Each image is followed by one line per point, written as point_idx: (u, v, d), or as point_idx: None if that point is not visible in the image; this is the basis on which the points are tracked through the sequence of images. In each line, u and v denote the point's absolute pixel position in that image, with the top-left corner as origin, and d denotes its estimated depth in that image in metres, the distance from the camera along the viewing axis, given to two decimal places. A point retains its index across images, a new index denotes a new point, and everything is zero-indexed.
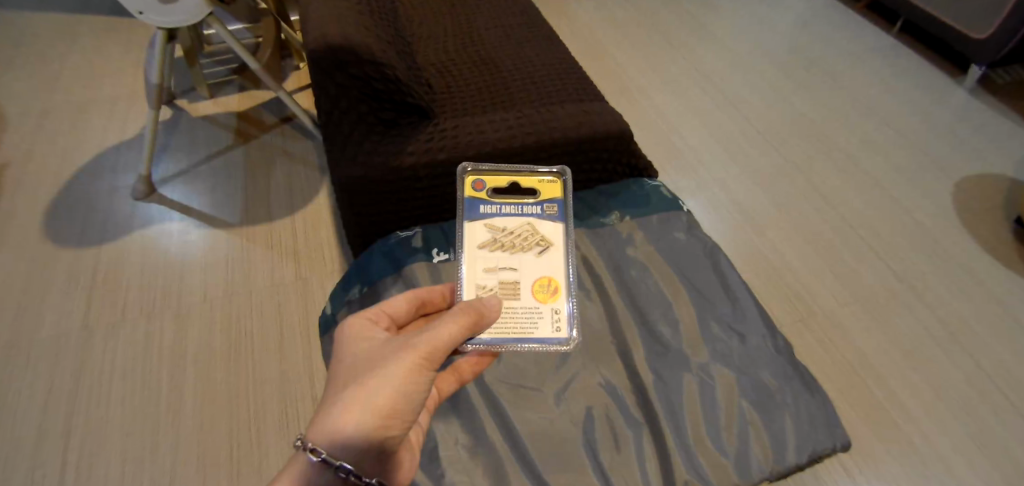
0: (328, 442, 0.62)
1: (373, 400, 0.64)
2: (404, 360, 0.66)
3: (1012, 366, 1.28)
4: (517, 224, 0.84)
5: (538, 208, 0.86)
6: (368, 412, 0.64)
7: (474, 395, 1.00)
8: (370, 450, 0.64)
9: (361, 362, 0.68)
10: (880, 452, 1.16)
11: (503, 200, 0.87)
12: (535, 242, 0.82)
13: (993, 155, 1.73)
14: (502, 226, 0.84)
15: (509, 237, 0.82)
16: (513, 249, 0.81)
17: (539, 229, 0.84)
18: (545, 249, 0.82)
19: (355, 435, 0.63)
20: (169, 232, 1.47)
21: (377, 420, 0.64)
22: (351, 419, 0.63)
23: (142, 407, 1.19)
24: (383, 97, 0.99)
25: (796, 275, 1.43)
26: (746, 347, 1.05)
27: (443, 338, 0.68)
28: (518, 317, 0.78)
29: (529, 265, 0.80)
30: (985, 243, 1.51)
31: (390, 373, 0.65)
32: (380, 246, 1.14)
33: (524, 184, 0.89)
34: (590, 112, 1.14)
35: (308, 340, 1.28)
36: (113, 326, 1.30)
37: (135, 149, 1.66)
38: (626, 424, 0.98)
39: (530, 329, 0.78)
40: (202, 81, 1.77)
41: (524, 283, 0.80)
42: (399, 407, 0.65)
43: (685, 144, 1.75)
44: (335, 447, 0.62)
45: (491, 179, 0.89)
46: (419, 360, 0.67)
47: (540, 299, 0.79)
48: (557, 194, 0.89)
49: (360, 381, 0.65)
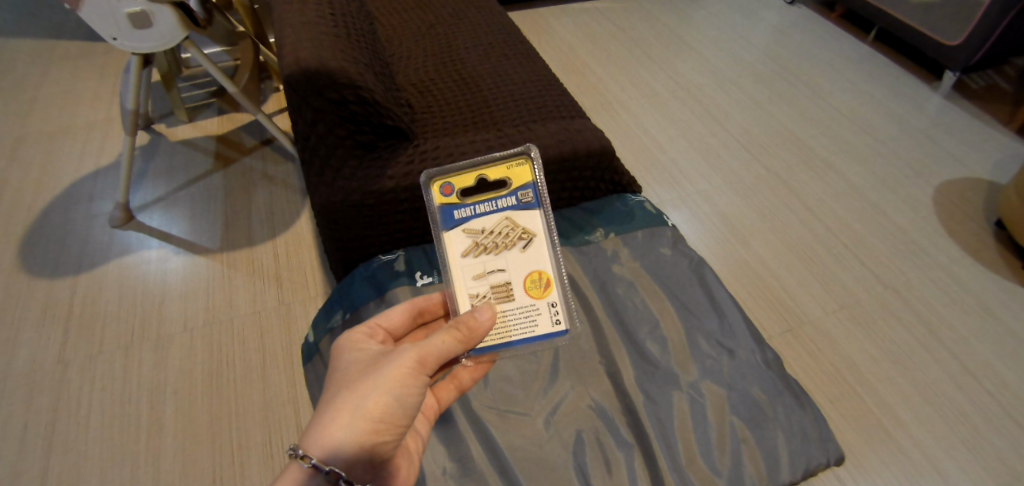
0: (320, 447, 0.64)
1: (364, 406, 0.65)
2: (395, 365, 0.68)
3: (1000, 370, 1.29)
4: (494, 222, 0.80)
5: (513, 199, 0.81)
6: (359, 417, 0.65)
7: (462, 422, 0.98)
8: (362, 455, 0.65)
9: (354, 368, 0.70)
10: (874, 463, 1.15)
11: (476, 199, 0.82)
12: (517, 237, 0.80)
13: (970, 159, 1.75)
14: (480, 227, 0.80)
15: (490, 238, 0.80)
16: (496, 250, 0.79)
17: (519, 221, 0.80)
18: (528, 243, 0.80)
19: (347, 440, 0.64)
20: (147, 260, 1.43)
21: (368, 427, 0.65)
22: (343, 424, 0.65)
23: (121, 443, 1.14)
24: (360, 120, 0.97)
25: (782, 285, 1.43)
26: (735, 362, 1.04)
27: (436, 345, 0.69)
28: (517, 319, 0.78)
29: (516, 262, 0.79)
30: (966, 247, 1.53)
31: (381, 379, 0.67)
32: (362, 271, 1.12)
33: (493, 175, 0.83)
34: (572, 129, 1.14)
35: (291, 367, 1.25)
36: (91, 359, 1.25)
37: (110, 176, 1.63)
38: (617, 445, 0.96)
39: (531, 328, 0.79)
40: (180, 105, 1.74)
41: (515, 282, 0.79)
42: (391, 413, 0.67)
43: (667, 156, 1.75)
44: (327, 453, 0.64)
45: (459, 179, 0.83)
46: (412, 365, 0.68)
47: (531, 294, 0.79)
48: (528, 178, 0.83)
49: (352, 387, 0.67)
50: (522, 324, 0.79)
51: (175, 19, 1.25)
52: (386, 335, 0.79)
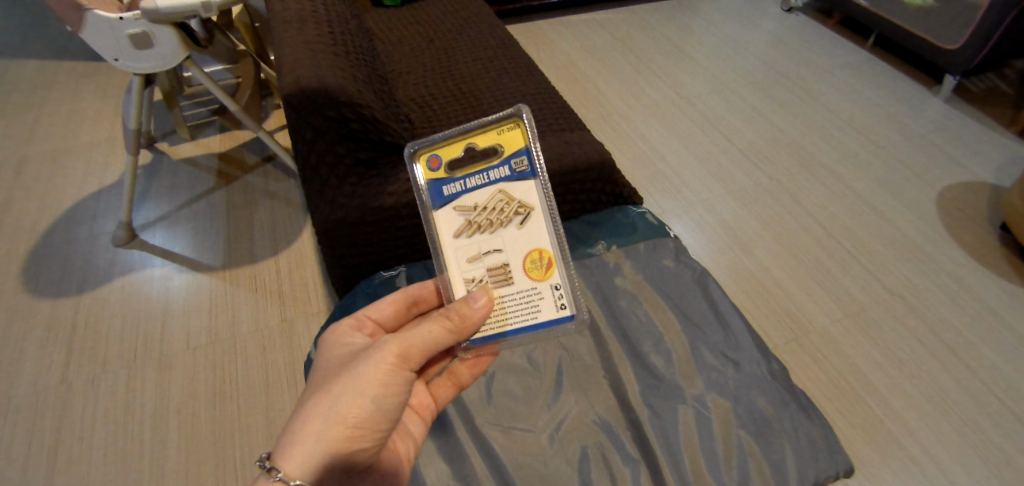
0: (294, 454, 0.63)
1: (339, 408, 0.65)
2: (372, 363, 0.67)
3: (1010, 376, 1.27)
4: (487, 196, 0.78)
5: (505, 168, 0.78)
6: (333, 421, 0.65)
7: (465, 439, 0.97)
8: (337, 459, 0.65)
9: (333, 368, 0.70)
10: (885, 474, 1.13)
11: (466, 171, 0.79)
12: (513, 212, 0.77)
13: (973, 163, 1.75)
14: (472, 203, 0.78)
15: (483, 215, 0.77)
16: (491, 228, 0.77)
17: (513, 194, 0.78)
18: (525, 218, 0.77)
19: (321, 445, 0.64)
20: (150, 278, 1.44)
21: (342, 431, 0.65)
22: (316, 428, 0.64)
23: (124, 463, 1.14)
24: (360, 137, 0.97)
25: (786, 292, 1.43)
26: (741, 374, 1.03)
27: (415, 340, 0.68)
28: (519, 303, 0.77)
29: (513, 240, 0.77)
30: (972, 252, 1.52)
31: (357, 379, 0.66)
32: (363, 288, 1.10)
33: (482, 141, 0.79)
34: (570, 143, 1.14)
35: (295, 384, 1.25)
36: (94, 376, 1.25)
37: (114, 195, 1.64)
38: (623, 461, 0.95)
39: (534, 313, 0.77)
40: (182, 123, 1.76)
41: (513, 263, 0.77)
42: (367, 415, 0.66)
43: (668, 166, 1.75)
44: (298, 462, 0.63)
45: (447, 151, 0.81)
46: (391, 362, 0.68)
47: (530, 274, 0.77)
48: (521, 143, 0.79)
49: (327, 388, 0.67)
50: (524, 309, 0.77)
51: (176, 40, 1.26)
52: (374, 328, 0.80)
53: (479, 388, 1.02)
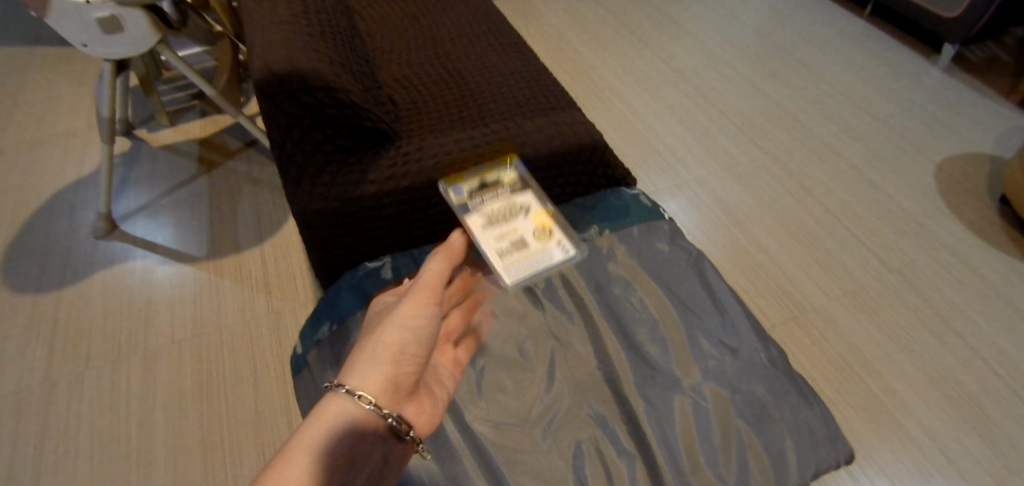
0: (355, 378, 0.69)
1: (385, 335, 0.71)
2: (408, 300, 0.75)
3: (1010, 352, 1.26)
4: (496, 197, 0.92)
5: (504, 176, 0.97)
6: (381, 346, 0.71)
7: (455, 436, 0.94)
8: (389, 382, 0.70)
9: (371, 315, 0.77)
10: (885, 455, 1.12)
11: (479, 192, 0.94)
12: (516, 200, 0.91)
13: (973, 135, 1.71)
14: (486, 206, 0.90)
15: (497, 210, 0.89)
16: (504, 214, 0.89)
17: (513, 189, 0.94)
18: (524, 199, 0.92)
19: (377, 366, 0.70)
20: (133, 270, 1.40)
21: (390, 356, 0.71)
22: (368, 353, 0.71)
23: (111, 462, 1.11)
24: (338, 123, 0.92)
25: (783, 271, 1.40)
26: (739, 360, 1.01)
27: (434, 274, 0.78)
28: (536, 254, 0.86)
29: (522, 218, 0.89)
30: (971, 226, 1.49)
31: (397, 312, 0.74)
32: (348, 279, 1.07)
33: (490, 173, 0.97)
34: (560, 123, 1.10)
35: (284, 378, 1.23)
36: (78, 374, 1.22)
37: (92, 185, 1.58)
38: (617, 454, 0.93)
39: (548, 257, 0.86)
40: (161, 109, 1.69)
41: (523, 230, 0.88)
42: (411, 338, 0.72)
43: (662, 142, 1.71)
44: (359, 381, 0.68)
45: (463, 185, 0.96)
46: (423, 297, 0.76)
47: (547, 240, 0.87)
48: (514, 157, 1.02)
49: (372, 327, 0.74)
50: (541, 256, 0.86)
51: (147, 23, 1.20)
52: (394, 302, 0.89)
53: (470, 381, 0.99)
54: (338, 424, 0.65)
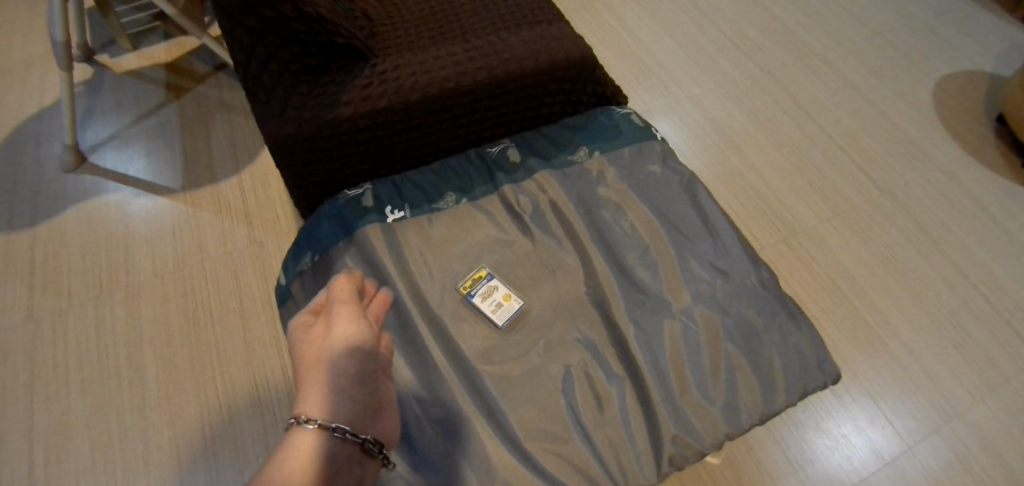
0: (319, 410, 0.65)
1: (337, 360, 0.69)
2: (339, 323, 0.73)
3: (995, 271, 1.27)
4: (474, 281, 0.99)
5: (479, 229, 1.04)
6: (337, 376, 0.69)
7: (445, 364, 0.92)
8: (354, 402, 0.68)
9: (306, 344, 0.72)
10: (867, 372, 1.15)
11: (464, 228, 1.03)
12: (483, 281, 0.99)
13: (974, 50, 1.65)
14: (476, 300, 0.97)
15: (482, 298, 0.97)
16: (483, 288, 0.98)
17: (482, 268, 1.00)
18: (482, 270, 1.00)
19: (339, 395, 0.68)
20: (107, 204, 1.33)
21: (347, 379, 0.69)
22: (324, 384, 0.68)
23: (105, 398, 1.11)
24: (306, 40, 0.85)
25: (775, 194, 1.37)
26: (729, 284, 1.01)
27: (346, 294, 0.77)
28: (511, 309, 0.97)
29: (494, 281, 0.99)
30: (967, 145, 1.46)
31: (336, 338, 0.71)
32: (327, 210, 1.02)
33: (475, 223, 1.04)
34: (546, 37, 1.03)
35: (271, 310, 1.22)
36: (61, 312, 1.19)
37: (54, 114, 1.46)
38: (608, 378, 0.94)
39: (512, 307, 0.98)
40: (122, 33, 1.54)
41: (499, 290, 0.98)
42: (363, 358, 0.71)
43: (654, 59, 1.61)
44: (326, 412, 0.65)
45: (456, 220, 1.04)
46: (351, 317, 0.74)
47: (511, 296, 0.98)
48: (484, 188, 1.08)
49: (312, 367, 0.69)
50: (508, 307, 0.97)
51: None
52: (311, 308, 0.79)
53: (459, 309, 0.97)
54: (315, 453, 0.62)
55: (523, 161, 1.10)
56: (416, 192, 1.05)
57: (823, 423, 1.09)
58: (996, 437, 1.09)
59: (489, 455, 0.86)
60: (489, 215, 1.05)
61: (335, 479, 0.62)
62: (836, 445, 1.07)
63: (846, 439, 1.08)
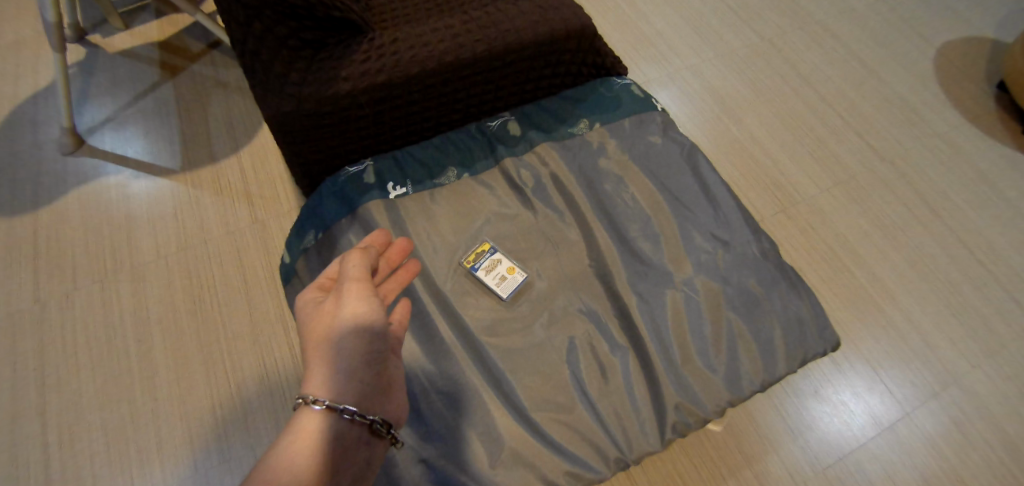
0: (326, 391, 0.68)
1: (344, 342, 0.70)
2: (347, 302, 0.72)
3: (993, 238, 1.28)
4: (478, 254, 1.00)
5: (481, 205, 1.04)
6: (344, 356, 0.70)
7: (451, 337, 0.94)
8: (362, 382, 0.70)
9: (316, 321, 0.73)
10: (866, 339, 1.17)
11: (466, 202, 1.04)
12: (489, 253, 0.99)
13: (976, 15, 1.63)
14: (479, 271, 0.98)
15: (487, 270, 0.98)
16: (488, 260, 0.99)
17: (486, 241, 1.01)
18: (488, 242, 1.01)
19: (345, 374, 0.69)
20: (107, 186, 1.33)
21: (355, 360, 0.70)
22: (332, 364, 0.69)
23: (116, 378, 1.13)
24: (302, 14, 0.84)
25: (775, 164, 1.37)
26: (731, 254, 1.02)
27: (357, 270, 0.76)
28: (516, 283, 0.98)
29: (499, 253, 1.00)
30: (967, 112, 1.46)
31: (344, 318, 0.71)
32: (329, 187, 1.02)
33: (477, 198, 1.04)
34: (545, 6, 1.01)
35: (275, 287, 1.23)
36: (68, 295, 1.20)
37: (50, 98, 1.45)
38: (612, 349, 0.95)
39: (516, 279, 0.98)
40: (113, 10, 1.51)
41: (504, 263, 0.99)
42: (372, 338, 0.71)
43: (653, 29, 1.59)
44: (335, 394, 0.68)
45: (458, 195, 1.04)
46: (360, 295, 0.73)
47: (514, 269, 0.99)
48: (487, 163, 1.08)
49: (322, 346, 0.70)
50: (514, 280, 0.98)
51: None
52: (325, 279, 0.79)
53: (464, 283, 0.98)
54: (324, 435, 0.66)
55: (524, 134, 1.09)
56: (418, 168, 1.05)
57: (822, 390, 1.11)
58: (992, 401, 1.12)
59: (496, 426, 0.88)
60: (491, 190, 1.05)
61: (342, 459, 0.66)
62: (835, 412, 1.09)
63: (845, 405, 1.10)
